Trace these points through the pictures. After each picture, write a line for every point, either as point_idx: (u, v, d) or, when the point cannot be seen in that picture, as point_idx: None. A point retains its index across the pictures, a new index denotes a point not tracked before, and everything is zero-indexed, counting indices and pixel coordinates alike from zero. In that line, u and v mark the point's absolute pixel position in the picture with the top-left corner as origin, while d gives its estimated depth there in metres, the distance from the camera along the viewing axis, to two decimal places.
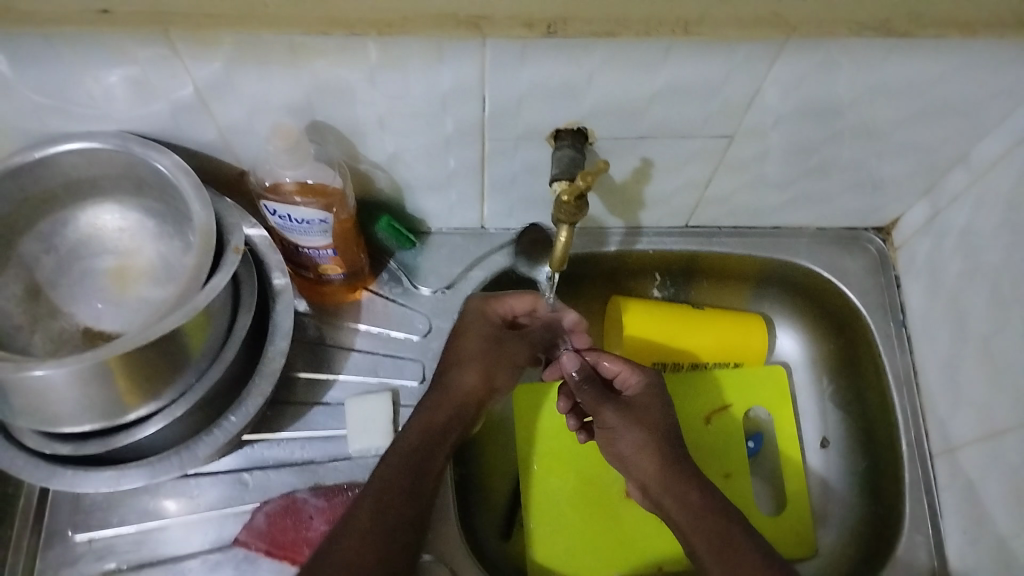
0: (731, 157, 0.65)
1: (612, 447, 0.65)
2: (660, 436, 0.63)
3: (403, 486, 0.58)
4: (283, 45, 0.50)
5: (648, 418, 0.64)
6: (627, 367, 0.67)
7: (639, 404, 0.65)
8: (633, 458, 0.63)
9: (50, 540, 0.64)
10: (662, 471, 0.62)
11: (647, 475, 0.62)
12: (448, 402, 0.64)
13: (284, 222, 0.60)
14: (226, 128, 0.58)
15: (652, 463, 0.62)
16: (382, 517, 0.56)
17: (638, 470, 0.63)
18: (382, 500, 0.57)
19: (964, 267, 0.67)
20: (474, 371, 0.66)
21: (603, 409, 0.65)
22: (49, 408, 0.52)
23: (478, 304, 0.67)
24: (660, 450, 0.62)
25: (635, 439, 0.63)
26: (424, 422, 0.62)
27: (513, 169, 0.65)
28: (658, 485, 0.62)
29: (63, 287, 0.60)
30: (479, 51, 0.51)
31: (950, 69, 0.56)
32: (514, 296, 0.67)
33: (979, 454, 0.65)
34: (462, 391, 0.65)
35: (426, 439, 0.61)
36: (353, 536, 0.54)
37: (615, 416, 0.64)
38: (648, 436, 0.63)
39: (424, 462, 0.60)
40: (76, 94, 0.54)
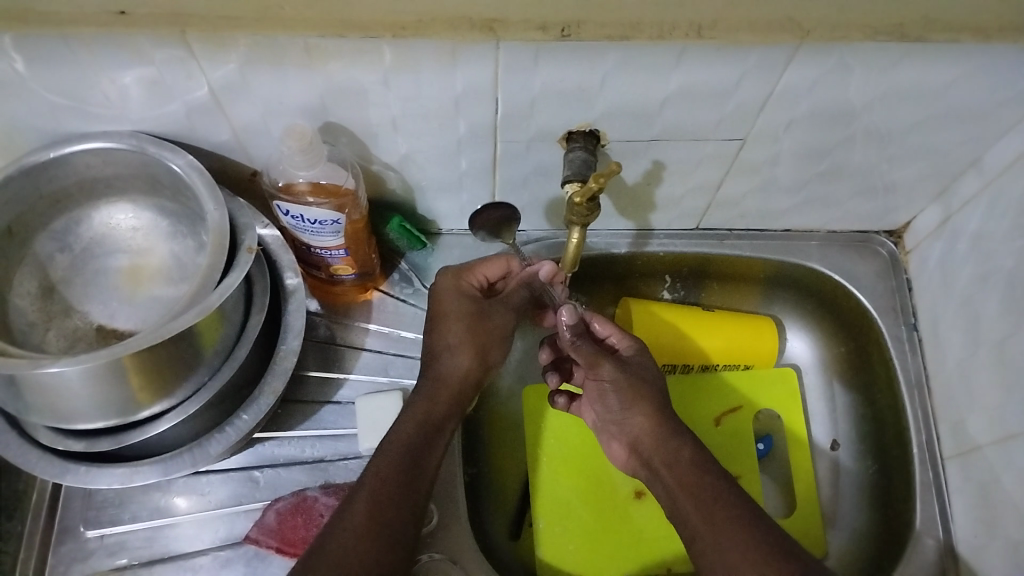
0: (742, 160, 0.65)
1: (604, 404, 0.65)
2: (655, 395, 0.63)
3: (396, 481, 0.57)
4: (298, 47, 0.50)
5: (642, 376, 0.64)
6: (617, 331, 0.66)
7: (633, 364, 0.65)
8: (627, 414, 0.63)
9: (62, 536, 0.65)
10: (654, 428, 0.61)
11: (639, 433, 0.62)
12: (443, 393, 0.63)
13: (296, 223, 0.60)
14: (239, 128, 0.59)
15: (646, 418, 0.62)
16: (380, 513, 0.55)
17: (631, 425, 0.63)
18: (378, 495, 0.56)
19: (976, 270, 0.67)
20: (466, 353, 0.65)
21: (601, 363, 0.64)
22: (64, 405, 0.53)
23: (452, 280, 0.66)
24: (653, 406, 0.62)
25: (630, 393, 0.62)
26: (420, 413, 0.61)
27: (525, 171, 0.65)
28: (651, 440, 0.61)
29: (76, 286, 0.60)
30: (493, 54, 0.51)
31: (963, 73, 0.56)
32: (483, 264, 0.67)
33: (990, 458, 0.65)
34: (457, 373, 0.64)
35: (421, 429, 0.60)
36: (349, 531, 0.53)
37: (613, 372, 0.63)
38: (643, 393, 0.62)
39: (415, 455, 0.59)
40: (92, 95, 0.54)
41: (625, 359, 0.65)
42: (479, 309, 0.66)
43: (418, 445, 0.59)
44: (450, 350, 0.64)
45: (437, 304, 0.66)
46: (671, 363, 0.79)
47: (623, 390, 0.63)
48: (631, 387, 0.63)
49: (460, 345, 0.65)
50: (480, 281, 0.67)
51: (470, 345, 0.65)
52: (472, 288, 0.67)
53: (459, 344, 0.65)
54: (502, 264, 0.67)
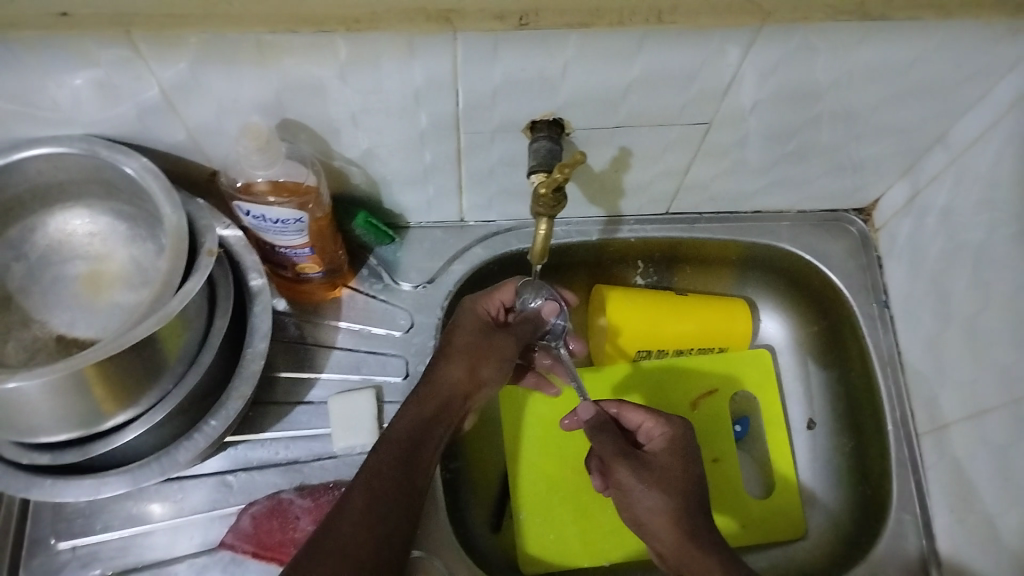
0: (709, 144, 0.65)
1: (632, 512, 0.62)
2: (681, 498, 0.60)
3: (390, 473, 0.57)
4: (250, 44, 0.49)
5: (666, 477, 0.61)
6: (650, 418, 0.65)
7: (660, 464, 0.62)
8: (652, 523, 0.60)
9: (33, 549, 0.64)
10: (680, 543, 0.58)
11: (665, 545, 0.59)
12: (435, 397, 0.62)
13: (259, 223, 0.59)
14: (195, 128, 0.57)
15: (670, 531, 0.59)
16: (375, 505, 0.55)
17: (647, 520, 0.60)
18: (372, 487, 0.55)
19: (945, 246, 0.67)
20: (460, 362, 0.64)
21: (619, 468, 0.62)
22: (26, 420, 0.52)
23: (469, 302, 0.66)
24: (675, 513, 0.59)
25: (652, 501, 0.60)
26: (412, 414, 0.61)
27: (491, 161, 0.64)
28: (678, 558, 0.58)
29: (34, 295, 0.59)
30: (451, 45, 0.50)
31: (925, 50, 0.55)
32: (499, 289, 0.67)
33: (964, 433, 0.66)
34: (449, 381, 0.63)
35: (415, 429, 0.60)
36: (346, 523, 0.53)
37: (632, 477, 0.61)
38: (671, 496, 0.60)
39: (409, 453, 0.58)
40: (39, 99, 0.53)
41: (650, 460, 0.62)
42: (484, 333, 0.65)
43: (412, 443, 0.59)
44: (447, 359, 0.64)
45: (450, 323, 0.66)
46: (646, 349, 0.79)
47: (648, 496, 0.60)
48: (655, 490, 0.60)
49: (456, 356, 0.64)
50: (495, 308, 0.66)
51: (466, 357, 0.64)
52: (489, 315, 0.66)
53: (451, 354, 0.64)
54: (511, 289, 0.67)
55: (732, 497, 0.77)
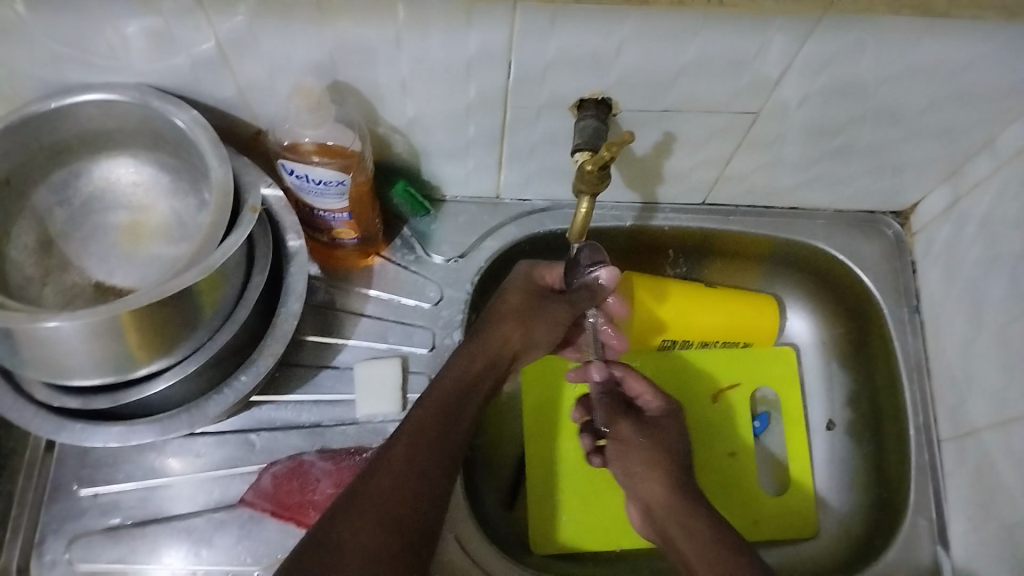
0: (755, 135, 0.65)
1: (622, 465, 0.66)
2: (672, 465, 0.65)
3: (435, 428, 0.57)
4: (309, 1, 0.49)
5: (659, 442, 0.66)
6: (650, 389, 0.69)
7: (654, 425, 0.67)
8: (642, 478, 0.64)
9: (55, 493, 0.64)
10: (668, 495, 0.63)
11: (653, 498, 0.63)
12: (482, 354, 0.63)
13: (301, 183, 0.59)
14: (245, 85, 0.57)
15: (661, 485, 0.63)
16: (416, 459, 0.55)
17: (639, 479, 0.64)
18: (416, 441, 0.56)
19: (984, 254, 0.67)
20: (512, 324, 0.64)
21: (619, 423, 0.67)
22: (61, 361, 0.52)
23: (525, 270, 0.68)
24: (668, 475, 0.64)
25: (647, 458, 0.64)
26: (460, 371, 0.61)
27: (534, 138, 0.64)
28: (665, 509, 0.62)
29: (75, 241, 0.59)
30: (510, 15, 0.50)
31: (982, 53, 0.55)
32: (560, 265, 0.68)
33: (987, 442, 0.65)
34: (499, 341, 0.64)
35: (458, 388, 0.61)
36: (387, 474, 0.53)
37: (630, 430, 0.66)
38: (663, 462, 0.64)
39: (452, 411, 0.59)
40: (94, 44, 0.53)
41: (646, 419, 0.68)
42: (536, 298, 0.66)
43: (455, 401, 0.60)
44: (499, 319, 0.64)
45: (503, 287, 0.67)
46: (671, 339, 0.78)
47: (646, 455, 0.65)
48: (648, 452, 0.65)
49: (505, 317, 0.65)
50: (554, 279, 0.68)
51: (515, 319, 0.65)
52: (546, 286, 0.67)
53: (504, 318, 0.64)
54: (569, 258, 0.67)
55: (746, 492, 0.77)
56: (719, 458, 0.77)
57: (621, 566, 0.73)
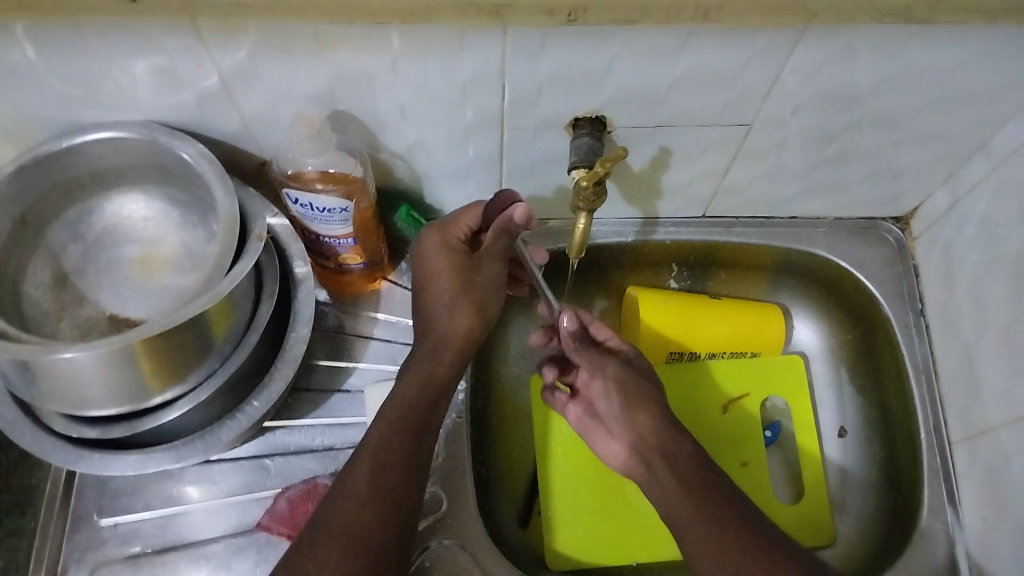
0: (750, 145, 0.66)
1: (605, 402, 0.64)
2: (654, 397, 0.63)
3: (399, 442, 0.57)
4: (307, 33, 0.51)
5: (644, 384, 0.64)
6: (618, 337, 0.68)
7: (642, 369, 0.66)
8: (629, 414, 0.62)
9: (76, 524, 0.65)
10: (658, 428, 0.61)
11: (643, 431, 0.61)
12: (445, 350, 0.64)
13: (306, 211, 0.61)
14: (249, 117, 0.59)
15: (649, 417, 0.61)
16: (380, 480, 0.55)
17: (632, 429, 0.62)
18: (381, 460, 0.56)
19: (984, 255, 0.67)
20: (467, 311, 0.65)
21: (605, 364, 0.65)
22: (79, 392, 0.53)
23: (435, 237, 0.65)
24: (653, 409, 0.62)
25: (632, 394, 0.63)
26: (422, 376, 0.62)
27: (532, 158, 0.65)
28: (653, 440, 0.61)
29: (89, 276, 0.61)
30: (501, 39, 0.52)
31: (968, 56, 0.56)
32: (461, 211, 0.66)
33: (998, 442, 0.65)
34: (461, 330, 0.64)
35: (423, 394, 0.61)
36: (351, 501, 0.54)
37: (619, 371, 0.64)
38: (646, 396, 0.63)
39: (418, 420, 0.59)
40: (103, 83, 0.55)
41: (633, 363, 0.66)
42: (467, 262, 0.65)
43: (416, 406, 0.60)
44: (449, 307, 0.64)
45: (420, 259, 0.66)
46: (677, 351, 0.79)
47: (627, 390, 0.63)
48: (633, 388, 0.63)
49: (458, 302, 0.64)
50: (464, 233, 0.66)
51: (470, 303, 0.65)
52: (458, 242, 0.66)
53: (457, 301, 0.64)
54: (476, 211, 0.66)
55: (762, 503, 0.76)
56: (731, 469, 0.77)
57: None
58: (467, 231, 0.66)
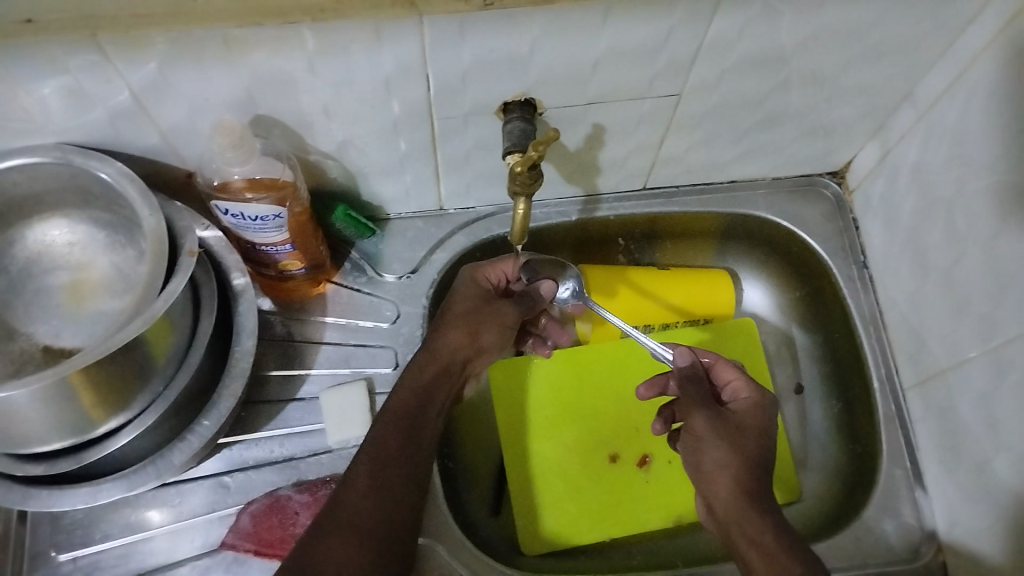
0: (681, 115, 0.65)
1: (693, 458, 0.60)
2: (750, 457, 0.58)
3: (396, 443, 0.57)
4: (217, 40, 0.49)
5: (734, 436, 0.59)
6: (741, 377, 0.63)
7: (738, 422, 0.60)
8: (709, 474, 0.58)
9: (33, 563, 0.63)
10: (736, 496, 0.56)
11: (718, 496, 0.58)
12: (435, 363, 0.63)
13: (238, 221, 0.60)
14: (168, 130, 0.57)
15: (727, 485, 0.57)
16: (380, 476, 0.55)
17: (709, 489, 0.58)
18: (379, 459, 0.56)
19: (919, 202, 0.68)
20: (465, 327, 0.64)
21: (695, 414, 0.61)
22: (16, 430, 0.51)
23: (469, 272, 0.67)
24: (739, 471, 0.57)
25: (718, 452, 0.58)
26: (412, 381, 0.61)
27: (466, 146, 0.65)
28: (729, 509, 0.57)
29: (18, 308, 0.59)
30: (419, 29, 0.51)
31: (884, 9, 0.56)
32: (502, 262, 0.67)
33: (947, 384, 0.67)
34: (449, 349, 0.63)
35: (415, 399, 0.60)
36: (353, 490, 0.54)
37: (704, 424, 0.60)
38: (739, 451, 0.58)
39: (414, 422, 0.59)
40: (9, 109, 0.52)
41: (727, 416, 0.60)
42: (485, 296, 0.66)
43: (414, 413, 0.59)
44: (445, 327, 0.64)
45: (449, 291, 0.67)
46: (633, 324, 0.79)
47: (715, 447, 0.58)
48: (720, 444, 0.58)
49: (455, 322, 0.64)
50: (497, 277, 0.67)
51: (465, 324, 0.64)
52: (490, 284, 0.67)
53: (455, 322, 0.64)
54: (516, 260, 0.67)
55: None
56: None
57: (612, 555, 0.73)
58: (503, 280, 0.68)
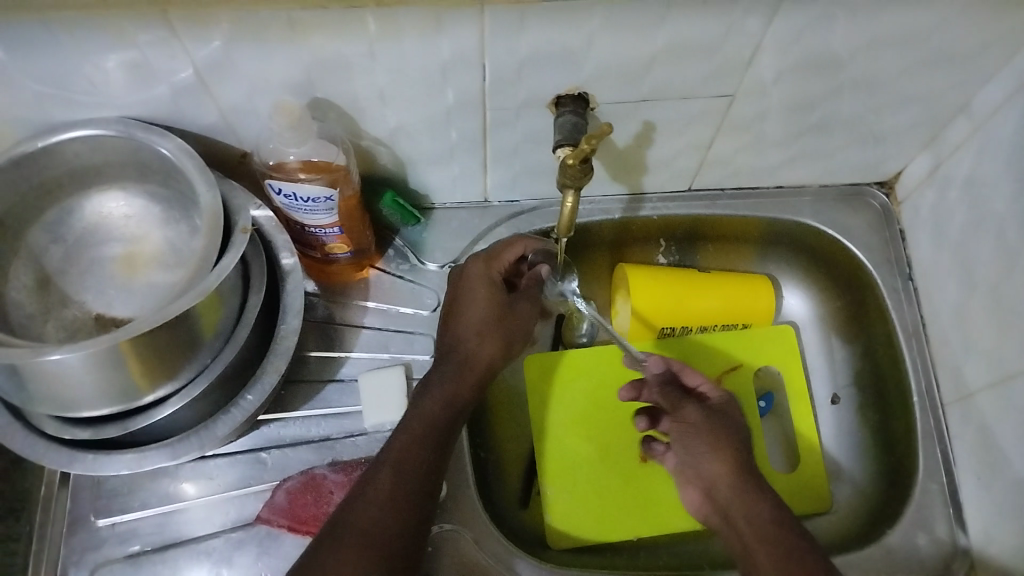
0: (732, 117, 0.65)
1: (682, 448, 0.63)
2: (736, 445, 0.61)
3: (419, 457, 0.58)
4: (281, 21, 0.50)
5: (722, 426, 0.62)
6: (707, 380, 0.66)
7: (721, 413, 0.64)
8: (704, 458, 0.61)
9: (73, 526, 0.65)
10: (732, 474, 0.59)
11: (713, 477, 0.60)
12: (467, 375, 0.63)
13: (289, 202, 0.60)
14: (226, 108, 0.58)
15: (722, 466, 0.60)
16: (400, 489, 0.56)
17: (706, 473, 0.60)
18: (400, 469, 0.57)
19: (969, 216, 0.67)
20: (493, 340, 0.65)
21: (685, 406, 0.64)
22: (68, 393, 0.53)
23: (480, 268, 0.66)
24: (731, 454, 0.60)
25: (710, 439, 0.61)
26: (444, 396, 0.61)
27: (515, 139, 0.65)
28: (725, 488, 0.59)
29: (72, 276, 0.60)
30: (479, 19, 0.51)
31: (946, 18, 0.56)
32: (509, 251, 0.67)
33: (989, 401, 0.66)
34: (484, 357, 0.64)
35: (446, 411, 0.61)
36: (372, 499, 0.55)
37: (696, 415, 0.63)
38: (726, 440, 0.61)
39: (439, 437, 0.60)
40: (76, 81, 0.54)
41: (711, 407, 0.64)
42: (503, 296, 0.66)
43: (438, 428, 0.60)
44: (479, 336, 0.64)
45: (458, 286, 0.67)
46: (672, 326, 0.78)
47: (705, 436, 0.61)
48: (708, 433, 0.61)
49: (486, 331, 0.65)
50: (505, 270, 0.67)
51: (494, 333, 0.65)
52: (500, 276, 0.67)
53: (487, 331, 0.65)
54: (520, 248, 0.67)
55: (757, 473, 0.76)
56: None
57: (639, 555, 0.73)
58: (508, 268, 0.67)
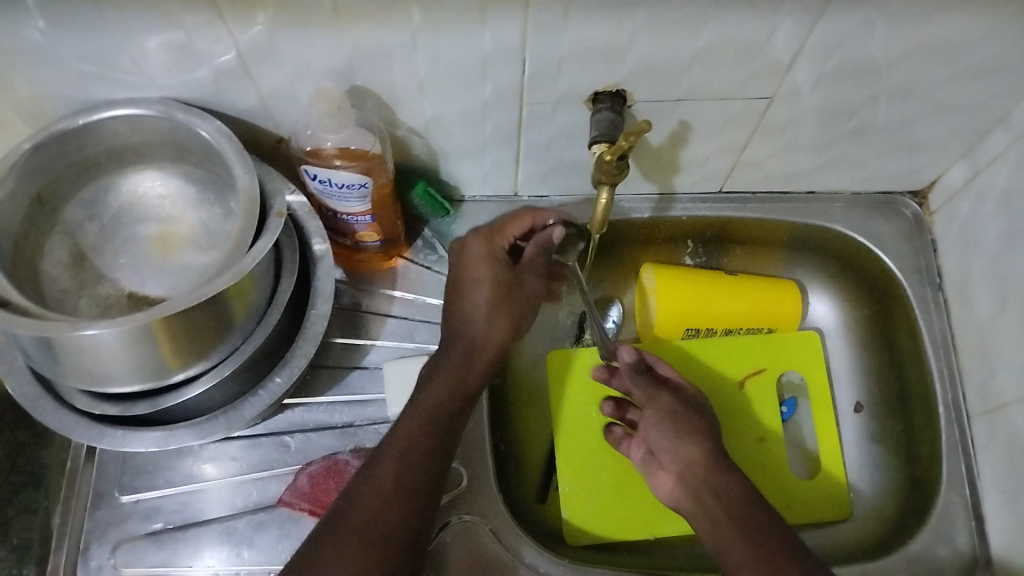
0: (769, 119, 0.65)
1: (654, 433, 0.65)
2: (707, 432, 0.64)
3: (427, 445, 0.58)
4: (326, 8, 0.50)
5: (693, 414, 0.65)
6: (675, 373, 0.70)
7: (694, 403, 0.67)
8: (679, 442, 0.63)
9: (98, 501, 0.66)
10: (708, 456, 0.62)
11: (687, 458, 0.63)
12: (475, 361, 0.63)
13: (323, 187, 0.61)
14: (265, 93, 0.59)
15: (697, 447, 0.63)
16: (405, 480, 0.56)
17: (681, 456, 0.63)
18: (406, 460, 0.57)
19: (1004, 228, 0.67)
20: (500, 323, 0.65)
21: (658, 395, 0.67)
22: (101, 368, 0.53)
23: (483, 243, 0.66)
24: (705, 439, 0.64)
25: (685, 423, 0.64)
26: (449, 383, 0.61)
27: (550, 134, 0.65)
28: (701, 469, 0.62)
29: (107, 253, 0.61)
30: (523, 12, 0.51)
31: (993, 27, 0.55)
32: (514, 223, 0.67)
33: (1017, 415, 0.65)
34: (495, 340, 0.64)
35: (453, 397, 0.61)
36: (377, 490, 0.55)
37: (671, 402, 0.66)
38: (698, 427, 0.64)
39: (444, 426, 0.59)
40: (119, 60, 0.54)
41: (685, 397, 0.67)
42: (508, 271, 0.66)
43: (444, 416, 0.60)
44: (489, 318, 0.64)
45: (459, 265, 0.66)
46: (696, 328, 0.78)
47: (679, 421, 0.64)
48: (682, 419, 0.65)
49: (495, 313, 0.65)
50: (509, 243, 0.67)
51: (504, 314, 0.65)
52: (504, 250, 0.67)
53: (495, 314, 0.65)
54: (527, 220, 0.67)
55: (778, 479, 0.76)
56: (748, 443, 0.76)
57: (655, 554, 0.73)
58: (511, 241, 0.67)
